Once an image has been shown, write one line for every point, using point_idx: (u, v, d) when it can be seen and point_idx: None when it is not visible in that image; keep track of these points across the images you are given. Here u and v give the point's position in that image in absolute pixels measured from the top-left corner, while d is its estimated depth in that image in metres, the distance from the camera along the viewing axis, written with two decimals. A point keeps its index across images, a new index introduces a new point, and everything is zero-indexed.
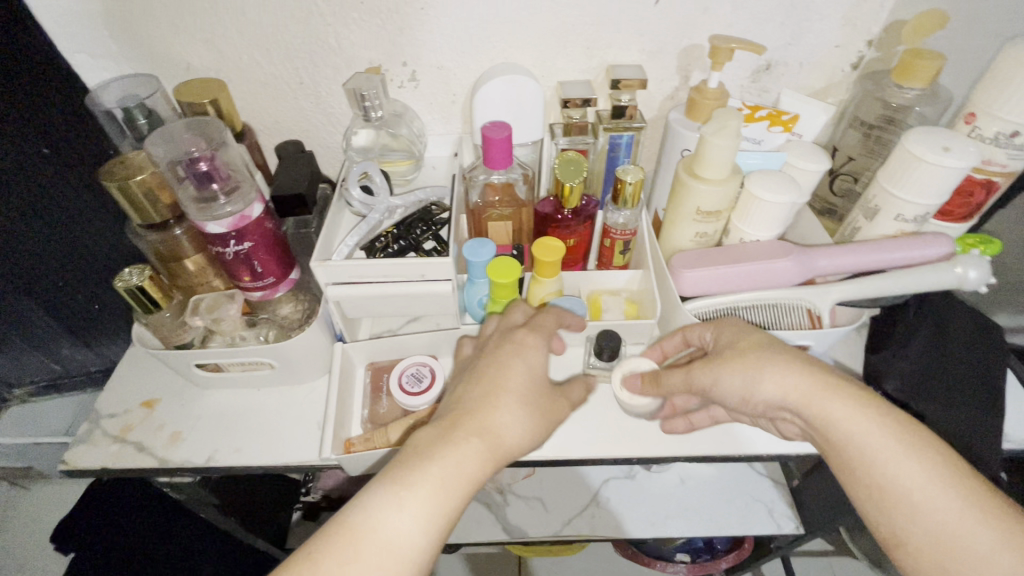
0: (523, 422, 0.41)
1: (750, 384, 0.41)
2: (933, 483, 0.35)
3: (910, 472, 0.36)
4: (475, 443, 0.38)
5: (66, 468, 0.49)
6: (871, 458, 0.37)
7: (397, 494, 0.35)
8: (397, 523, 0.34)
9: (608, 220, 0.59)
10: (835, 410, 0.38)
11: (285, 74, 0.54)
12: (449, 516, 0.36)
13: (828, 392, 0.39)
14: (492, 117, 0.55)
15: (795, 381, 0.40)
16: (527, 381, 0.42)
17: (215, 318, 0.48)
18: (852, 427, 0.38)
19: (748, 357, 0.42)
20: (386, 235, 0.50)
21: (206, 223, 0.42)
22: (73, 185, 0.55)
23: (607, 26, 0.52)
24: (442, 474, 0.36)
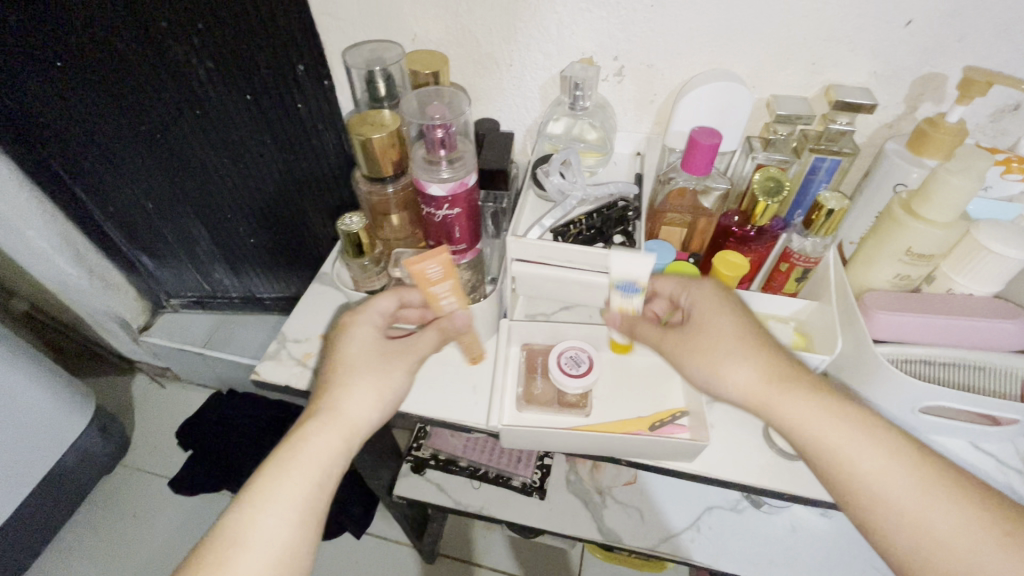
0: (374, 397, 0.46)
1: (713, 369, 0.44)
2: (878, 450, 0.40)
3: (855, 442, 0.40)
4: (328, 433, 0.44)
5: (259, 378, 0.56)
6: (822, 446, 0.41)
7: (251, 497, 0.42)
8: (262, 520, 0.41)
9: (790, 244, 0.56)
10: (789, 398, 0.42)
11: (499, 54, 0.57)
12: (316, 498, 0.43)
13: (779, 383, 0.43)
14: (693, 122, 0.55)
15: (759, 366, 0.43)
16: (372, 357, 0.48)
17: (412, 272, 0.51)
18: (799, 408, 0.42)
19: (714, 346, 0.45)
20: (578, 222, 0.50)
21: (430, 185, 0.46)
22: (235, 87, 0.74)
23: (841, 44, 0.49)
24: (298, 471, 0.43)
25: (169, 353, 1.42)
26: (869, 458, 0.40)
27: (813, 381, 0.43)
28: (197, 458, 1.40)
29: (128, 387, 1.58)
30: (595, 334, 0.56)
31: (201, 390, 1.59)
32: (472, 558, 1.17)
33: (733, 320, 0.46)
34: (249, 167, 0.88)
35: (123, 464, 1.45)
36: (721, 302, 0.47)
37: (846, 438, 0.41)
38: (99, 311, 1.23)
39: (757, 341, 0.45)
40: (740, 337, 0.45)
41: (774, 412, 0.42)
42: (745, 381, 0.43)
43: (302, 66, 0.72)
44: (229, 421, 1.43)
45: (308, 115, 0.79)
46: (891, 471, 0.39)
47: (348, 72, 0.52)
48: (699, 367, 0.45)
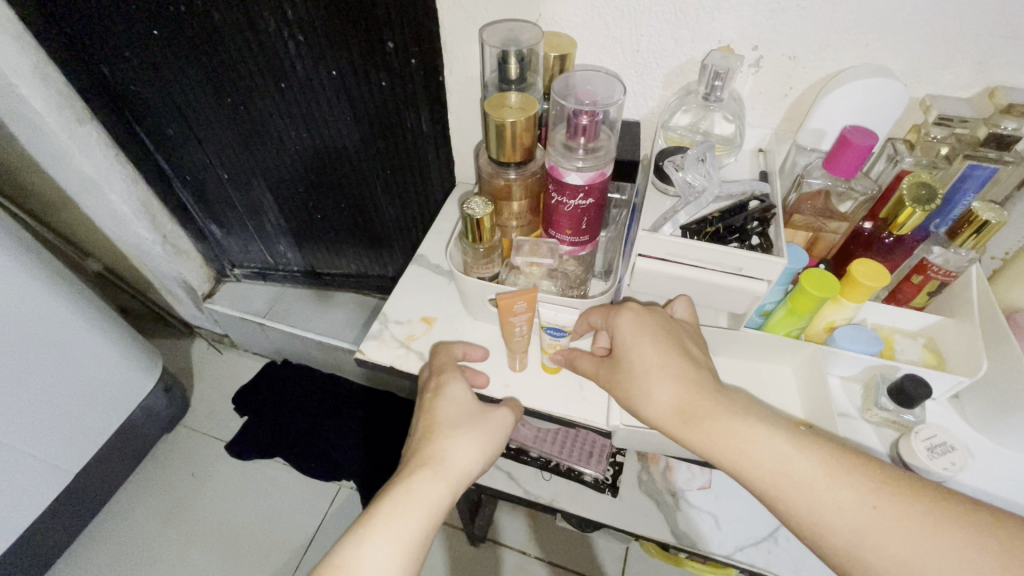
0: (470, 437, 0.48)
1: (639, 396, 0.46)
2: (791, 455, 0.41)
3: (762, 455, 0.42)
4: (427, 471, 0.45)
5: (363, 357, 0.57)
6: (735, 461, 0.42)
7: (366, 537, 0.42)
8: (372, 554, 0.41)
9: (928, 256, 0.52)
10: (706, 420, 0.44)
11: (628, 38, 0.54)
12: (414, 534, 0.43)
13: (694, 417, 0.44)
14: (835, 120, 0.51)
15: (682, 391, 0.44)
16: (460, 409, 0.49)
17: (534, 261, 0.50)
18: (719, 430, 0.43)
19: (637, 373, 0.46)
20: (713, 220, 0.48)
21: (569, 174, 0.44)
22: (331, 56, 0.72)
23: (1019, 41, 0.45)
24: (405, 507, 0.43)
25: (230, 322, 1.45)
26: (787, 467, 0.41)
27: (721, 404, 0.44)
28: (252, 425, 1.45)
29: (188, 350, 1.63)
30: (709, 337, 0.55)
31: (257, 359, 1.63)
32: (519, 545, 1.18)
33: (651, 340, 0.46)
34: (330, 145, 0.88)
35: (182, 425, 1.50)
36: (641, 327, 0.47)
37: (756, 453, 0.42)
38: (169, 276, 1.26)
39: (680, 368, 0.45)
40: (649, 365, 0.46)
41: (692, 442, 0.44)
42: (666, 402, 0.45)
43: (391, 42, 0.68)
44: (284, 391, 1.47)
45: (390, 95, 0.76)
46: (810, 477, 0.40)
47: (483, 50, 0.51)
48: (627, 393, 0.47)
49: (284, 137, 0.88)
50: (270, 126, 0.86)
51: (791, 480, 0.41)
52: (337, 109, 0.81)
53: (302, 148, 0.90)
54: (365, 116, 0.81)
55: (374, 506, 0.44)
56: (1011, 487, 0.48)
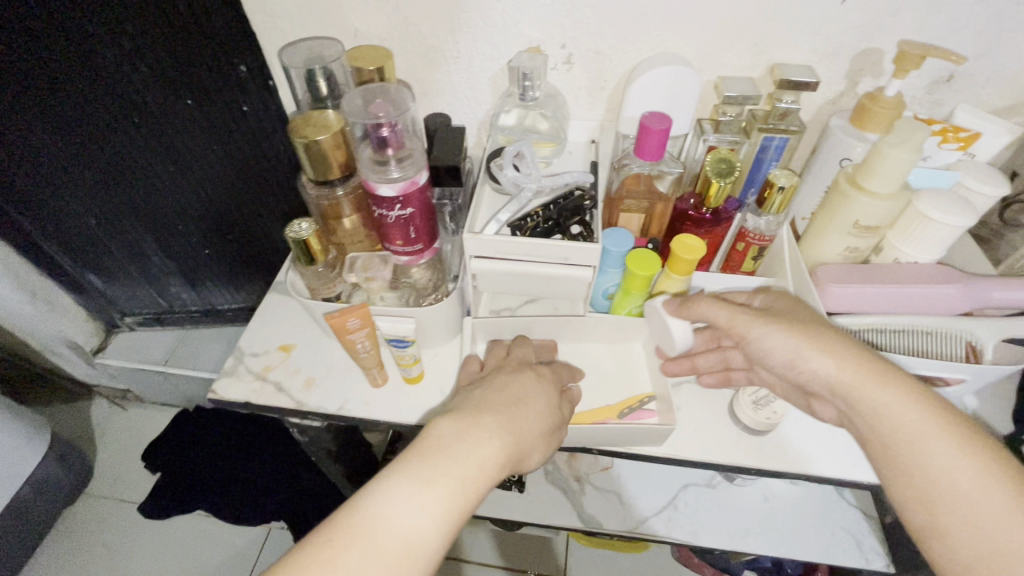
0: (540, 434, 0.43)
1: (801, 344, 0.41)
2: (953, 462, 0.34)
3: (930, 448, 0.35)
4: (502, 443, 0.40)
5: (215, 396, 0.54)
6: (896, 435, 0.36)
7: (402, 480, 0.36)
8: (410, 511, 0.35)
9: (745, 224, 0.57)
10: (879, 391, 0.37)
11: (445, 46, 0.55)
12: (462, 512, 0.37)
13: (869, 367, 0.38)
14: (644, 107, 0.54)
15: (840, 365, 0.39)
16: (543, 409, 0.44)
17: (368, 277, 0.50)
18: (886, 403, 0.37)
19: (815, 330, 0.41)
20: (536, 214, 0.50)
21: (379, 186, 0.44)
22: (173, 87, 0.67)
23: (783, 22, 0.50)
24: (461, 470, 0.37)
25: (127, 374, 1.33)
26: (947, 470, 0.34)
27: (898, 373, 0.38)
28: (165, 482, 1.35)
29: (87, 413, 1.50)
30: (562, 326, 0.57)
31: (166, 410, 1.52)
32: (476, 557, 1.14)
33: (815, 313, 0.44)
34: (199, 185, 0.82)
35: (86, 495, 1.38)
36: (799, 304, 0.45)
37: (921, 439, 0.35)
38: (53, 339, 1.15)
39: (846, 346, 0.40)
40: (828, 332, 0.41)
41: (859, 400, 0.38)
42: (833, 366, 0.39)
43: (244, 66, 0.68)
44: (196, 439, 1.38)
45: (256, 118, 0.75)
46: (951, 469, 0.34)
47: (286, 71, 0.50)
48: (790, 342, 0.41)
49: (156, 188, 0.80)
50: (142, 178, 0.78)
51: (948, 481, 0.34)
52: (205, 146, 0.76)
53: (174, 195, 0.82)
54: (233, 147, 0.77)
55: (421, 446, 0.38)
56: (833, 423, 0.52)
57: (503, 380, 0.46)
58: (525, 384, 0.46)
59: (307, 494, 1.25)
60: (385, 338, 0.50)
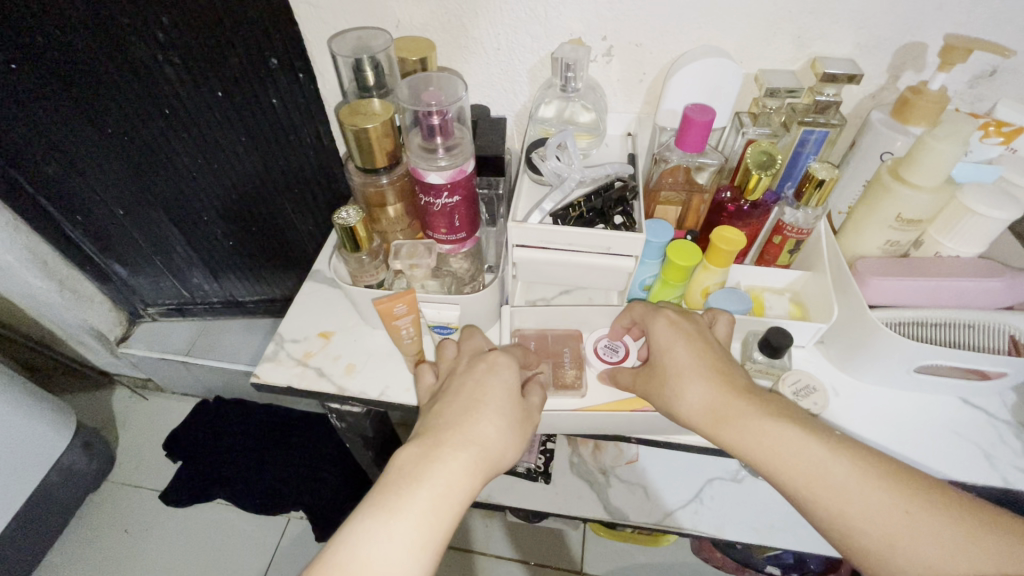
0: (503, 430, 0.43)
1: (674, 402, 0.45)
2: (819, 456, 0.39)
3: (795, 456, 0.40)
4: (464, 460, 0.41)
5: (258, 380, 0.55)
6: (765, 456, 0.41)
7: (367, 517, 0.38)
8: (383, 547, 0.37)
9: (783, 216, 0.57)
10: (737, 426, 0.42)
11: (487, 39, 0.56)
12: (438, 534, 0.39)
13: (726, 411, 0.42)
14: (683, 100, 0.55)
15: (705, 413, 0.43)
16: (505, 404, 0.44)
17: (412, 264, 0.50)
18: (751, 438, 0.41)
19: (676, 385, 0.45)
20: (579, 204, 0.50)
21: (428, 174, 0.45)
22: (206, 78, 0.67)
23: (827, 16, 0.50)
24: (427, 501, 0.39)
25: (154, 364, 1.31)
26: (817, 467, 0.39)
27: (756, 406, 0.42)
28: (185, 470, 1.36)
29: (108, 403, 1.52)
30: (599, 317, 0.57)
31: (187, 400, 1.54)
32: (496, 550, 1.15)
33: (686, 345, 0.45)
34: (224, 171, 0.81)
35: (109, 482, 1.40)
36: (677, 338, 0.46)
37: (785, 450, 0.40)
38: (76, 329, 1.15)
39: (704, 394, 0.43)
40: (690, 383, 0.44)
41: (724, 441, 0.42)
42: (699, 417, 0.43)
43: (276, 59, 0.65)
44: (216, 429, 1.39)
45: (286, 116, 0.73)
46: (811, 461, 0.39)
47: (334, 60, 0.51)
48: (665, 402, 0.45)
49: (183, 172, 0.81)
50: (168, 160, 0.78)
51: (819, 478, 0.39)
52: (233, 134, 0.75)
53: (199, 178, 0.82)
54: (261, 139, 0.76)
55: (379, 485, 0.40)
56: (869, 414, 0.53)
57: (461, 382, 0.46)
58: (475, 381, 0.45)
59: (326, 484, 1.26)
60: (428, 324, 0.51)
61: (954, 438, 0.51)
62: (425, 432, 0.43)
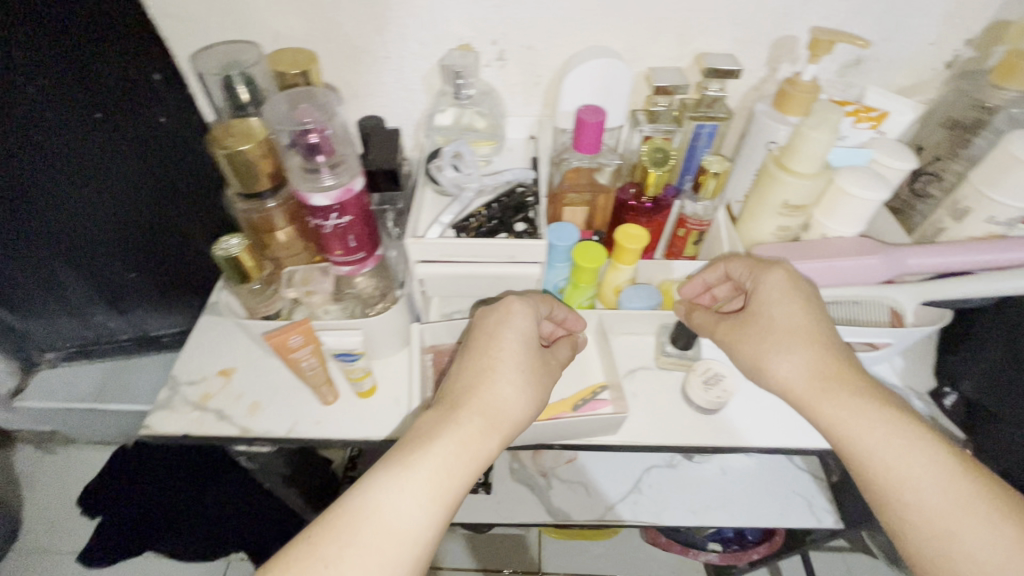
0: (522, 388, 0.43)
1: (759, 358, 0.45)
2: (925, 469, 0.38)
3: (904, 460, 0.38)
4: (477, 422, 0.41)
5: (149, 432, 0.50)
6: (864, 447, 0.40)
7: (384, 474, 0.38)
8: (398, 505, 0.36)
9: (684, 210, 0.58)
10: (837, 402, 0.41)
11: (373, 47, 0.54)
12: (452, 494, 0.38)
13: (832, 381, 0.42)
14: (579, 101, 0.54)
15: (808, 378, 0.42)
16: (525, 363, 0.44)
17: (308, 290, 0.48)
18: (848, 415, 0.40)
19: (771, 340, 0.44)
20: (477, 215, 0.49)
21: (312, 195, 0.42)
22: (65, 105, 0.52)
23: (705, 13, 0.51)
24: (440, 458, 0.39)
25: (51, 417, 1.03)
26: (920, 478, 0.38)
27: (862, 386, 0.41)
28: None
29: None
30: None
31: None
32: (450, 564, 1.13)
33: (798, 301, 0.44)
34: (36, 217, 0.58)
35: None
36: (788, 293, 0.45)
37: (899, 457, 0.38)
38: None
39: (830, 359, 0.42)
40: (803, 342, 0.43)
41: (818, 414, 0.42)
42: (789, 378, 0.43)
43: (158, 73, 0.57)
44: None
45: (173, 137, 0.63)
46: (927, 473, 0.37)
47: (200, 79, 0.47)
48: (747, 355, 0.45)
49: None
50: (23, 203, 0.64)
51: (929, 489, 0.37)
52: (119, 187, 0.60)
53: None
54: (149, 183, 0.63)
55: (400, 444, 0.40)
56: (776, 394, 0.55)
57: (468, 337, 0.45)
58: (487, 329, 0.45)
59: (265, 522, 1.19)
60: (331, 353, 0.48)
61: None
62: (446, 394, 0.43)
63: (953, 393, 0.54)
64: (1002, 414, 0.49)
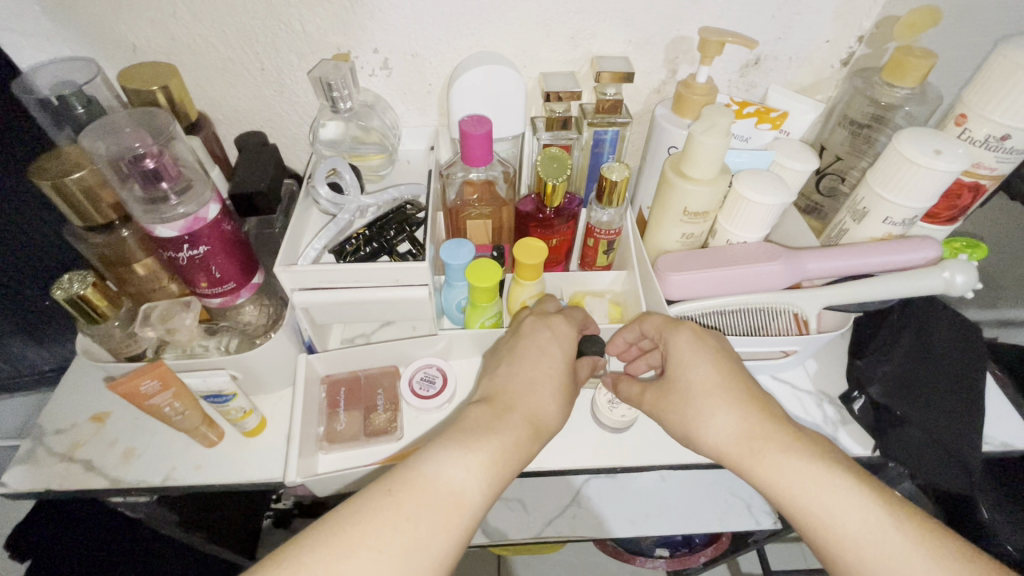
0: (571, 397, 0.42)
1: (689, 424, 0.42)
2: (870, 520, 0.35)
3: (844, 514, 0.35)
4: (523, 423, 0.39)
5: (5, 490, 0.45)
6: (804, 504, 0.37)
7: (448, 446, 0.36)
8: (456, 474, 0.35)
9: (592, 219, 0.56)
10: (766, 459, 0.39)
11: (244, 59, 0.50)
12: (501, 486, 0.37)
13: (756, 442, 0.39)
14: (470, 110, 0.52)
15: (735, 437, 0.40)
16: (570, 376, 0.43)
17: (170, 328, 0.43)
18: (780, 473, 0.38)
19: (695, 401, 0.42)
20: (357, 237, 0.46)
21: (154, 228, 0.38)
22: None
23: (593, 15, 0.49)
24: (498, 446, 0.37)
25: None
26: (865, 530, 0.35)
27: (790, 439, 0.39)
28: None
29: None
30: (415, 350, 0.53)
31: None
32: None
33: (711, 357, 0.42)
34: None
35: None
36: (699, 346, 0.43)
37: (836, 513, 0.36)
38: None
39: (754, 415, 0.40)
40: (728, 398, 0.41)
41: (754, 474, 0.39)
42: (719, 440, 0.41)
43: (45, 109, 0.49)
44: None
45: None
46: (869, 524, 0.35)
47: (26, 101, 0.42)
48: (679, 420, 0.43)
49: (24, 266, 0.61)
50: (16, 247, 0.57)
51: (874, 542, 0.34)
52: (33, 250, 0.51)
53: None
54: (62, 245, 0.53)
55: (450, 428, 0.38)
56: None
57: (517, 338, 0.45)
58: (528, 338, 0.44)
59: None
60: (200, 396, 0.44)
61: None
62: (495, 392, 0.41)
63: (862, 398, 0.51)
64: (908, 417, 0.47)
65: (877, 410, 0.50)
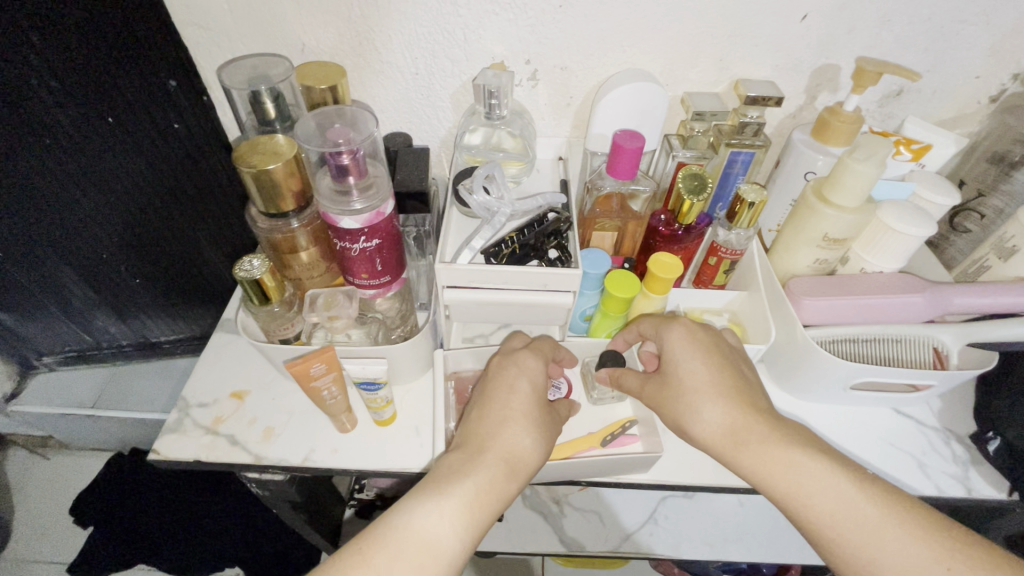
0: (544, 440, 0.42)
1: (683, 418, 0.43)
2: (844, 504, 0.37)
3: (820, 497, 0.38)
4: (501, 462, 0.40)
5: (158, 457, 0.48)
6: (784, 490, 0.39)
7: (419, 498, 0.37)
8: (431, 523, 0.36)
9: (717, 237, 0.56)
10: (748, 447, 0.40)
11: (402, 62, 0.52)
12: (477, 530, 0.38)
13: (746, 430, 0.41)
14: (613, 124, 0.53)
15: (724, 424, 0.41)
16: (543, 415, 0.43)
17: (331, 316, 0.44)
18: (767, 461, 0.40)
19: (684, 395, 0.43)
20: (510, 240, 0.48)
21: (341, 219, 0.40)
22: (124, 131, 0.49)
23: (745, 40, 0.50)
24: (471, 492, 0.38)
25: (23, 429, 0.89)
26: (841, 510, 0.37)
27: (772, 428, 0.41)
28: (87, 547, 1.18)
29: None
30: None
31: None
32: None
33: (701, 353, 0.44)
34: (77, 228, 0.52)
35: None
36: (691, 337, 0.45)
37: (812, 494, 0.38)
38: None
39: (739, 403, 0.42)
40: (722, 386, 0.43)
41: (740, 465, 0.41)
42: (710, 432, 0.42)
43: (174, 81, 0.53)
44: None
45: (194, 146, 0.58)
46: (844, 506, 0.37)
47: (226, 93, 0.46)
48: (672, 414, 0.44)
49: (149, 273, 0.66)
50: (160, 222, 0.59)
51: (852, 525, 0.36)
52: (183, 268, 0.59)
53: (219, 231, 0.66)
54: (161, 201, 0.57)
55: (426, 478, 0.39)
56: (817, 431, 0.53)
57: (497, 375, 0.45)
58: (502, 377, 0.44)
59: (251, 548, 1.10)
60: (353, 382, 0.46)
61: (892, 449, 0.52)
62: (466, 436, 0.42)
63: (997, 439, 0.50)
64: None
65: (1012, 453, 0.49)
